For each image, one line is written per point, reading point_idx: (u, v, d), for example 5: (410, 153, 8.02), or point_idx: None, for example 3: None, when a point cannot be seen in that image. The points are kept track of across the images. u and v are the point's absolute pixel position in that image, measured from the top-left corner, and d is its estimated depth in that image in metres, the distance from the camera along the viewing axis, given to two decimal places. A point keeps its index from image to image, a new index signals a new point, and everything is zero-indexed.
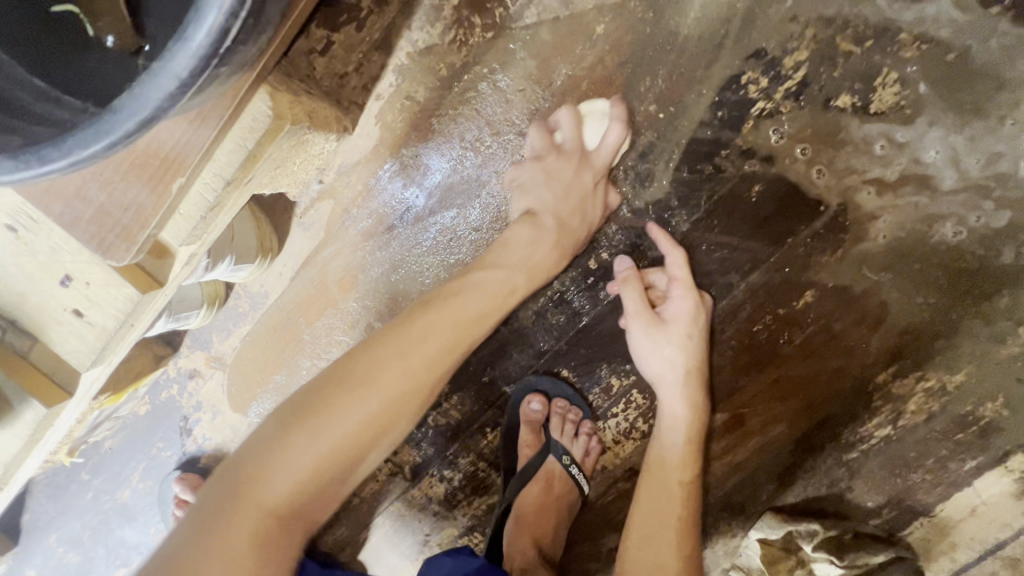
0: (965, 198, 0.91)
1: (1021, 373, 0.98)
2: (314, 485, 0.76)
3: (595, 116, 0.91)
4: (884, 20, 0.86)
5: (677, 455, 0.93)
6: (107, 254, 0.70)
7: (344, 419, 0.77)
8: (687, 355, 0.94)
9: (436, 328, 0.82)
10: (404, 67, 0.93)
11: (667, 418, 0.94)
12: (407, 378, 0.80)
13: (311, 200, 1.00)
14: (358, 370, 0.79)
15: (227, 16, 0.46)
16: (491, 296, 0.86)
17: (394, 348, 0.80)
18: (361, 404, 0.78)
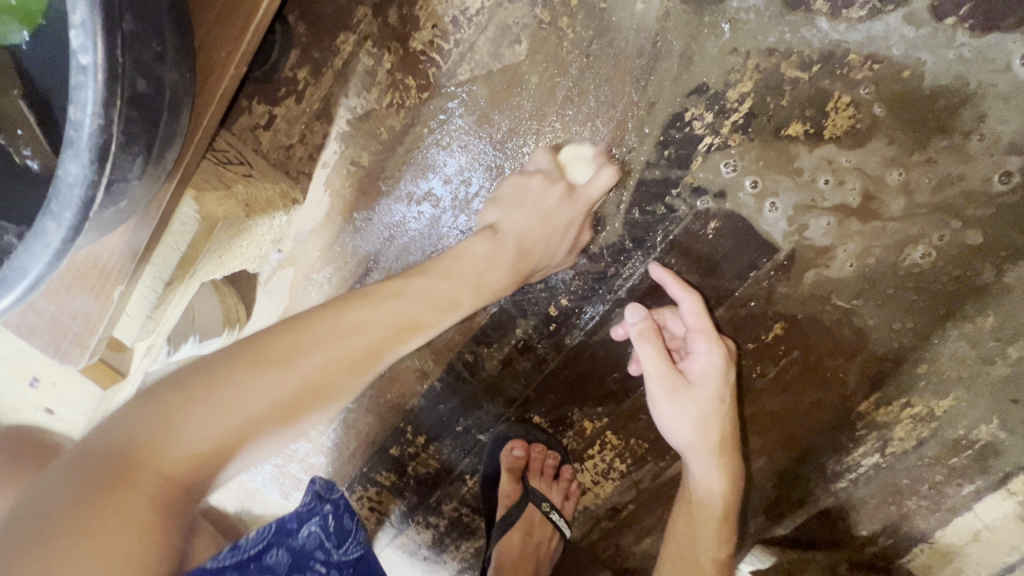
0: (933, 218, 0.87)
1: (1016, 395, 0.92)
2: (220, 462, 0.60)
3: (580, 161, 0.88)
4: (829, 44, 0.81)
5: (710, 531, 0.92)
6: (65, 358, 0.73)
7: (245, 400, 0.62)
8: (716, 415, 0.92)
9: (376, 327, 0.72)
10: (346, 133, 0.94)
11: (701, 488, 0.93)
12: (316, 377, 0.67)
13: (272, 267, 1.02)
14: (242, 371, 0.63)
15: (88, 187, 0.45)
16: (387, 330, 0.73)
17: (298, 346, 0.67)
18: (263, 382, 0.63)
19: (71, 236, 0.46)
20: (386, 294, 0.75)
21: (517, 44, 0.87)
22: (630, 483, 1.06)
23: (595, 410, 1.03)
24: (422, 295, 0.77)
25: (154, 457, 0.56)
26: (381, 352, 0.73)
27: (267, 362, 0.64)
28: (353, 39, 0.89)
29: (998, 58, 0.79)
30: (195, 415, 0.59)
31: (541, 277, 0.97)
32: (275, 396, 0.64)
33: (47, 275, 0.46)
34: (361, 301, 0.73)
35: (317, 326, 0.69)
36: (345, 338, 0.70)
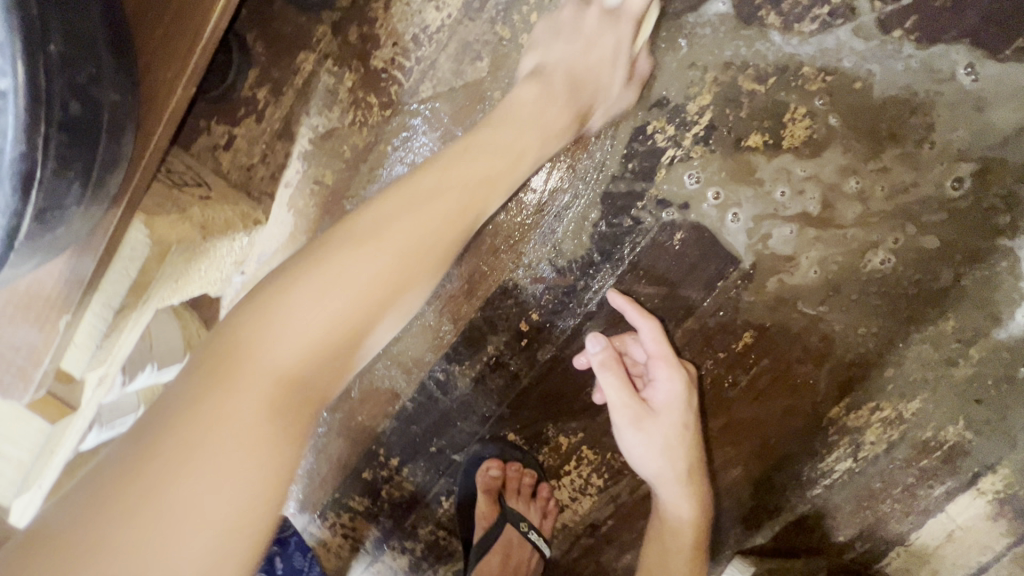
0: (891, 224, 0.89)
1: (978, 395, 0.94)
2: (331, 357, 0.57)
3: (626, 9, 0.80)
4: (782, 57, 0.83)
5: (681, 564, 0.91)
6: (7, 393, 0.70)
7: (351, 270, 0.58)
8: (681, 444, 0.92)
9: (434, 176, 0.66)
10: (308, 152, 0.93)
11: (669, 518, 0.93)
12: (371, 228, 0.61)
13: (236, 290, 1.00)
14: (339, 253, 0.59)
15: (13, 218, 0.46)
16: (397, 253, 0.60)
17: (337, 267, 0.58)
18: (366, 261, 0.59)
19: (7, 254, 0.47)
20: (413, 194, 0.64)
21: (479, 60, 0.87)
22: (608, 499, 1.05)
23: (570, 424, 1.02)
24: (451, 172, 0.67)
25: (226, 390, 0.52)
26: (460, 215, 0.66)
27: (327, 278, 0.57)
28: (313, 58, 0.88)
29: (942, 69, 0.82)
30: (280, 332, 0.54)
31: (511, 292, 0.97)
32: (332, 306, 0.56)
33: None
34: (376, 211, 0.62)
35: (375, 219, 0.62)
36: (390, 221, 0.62)
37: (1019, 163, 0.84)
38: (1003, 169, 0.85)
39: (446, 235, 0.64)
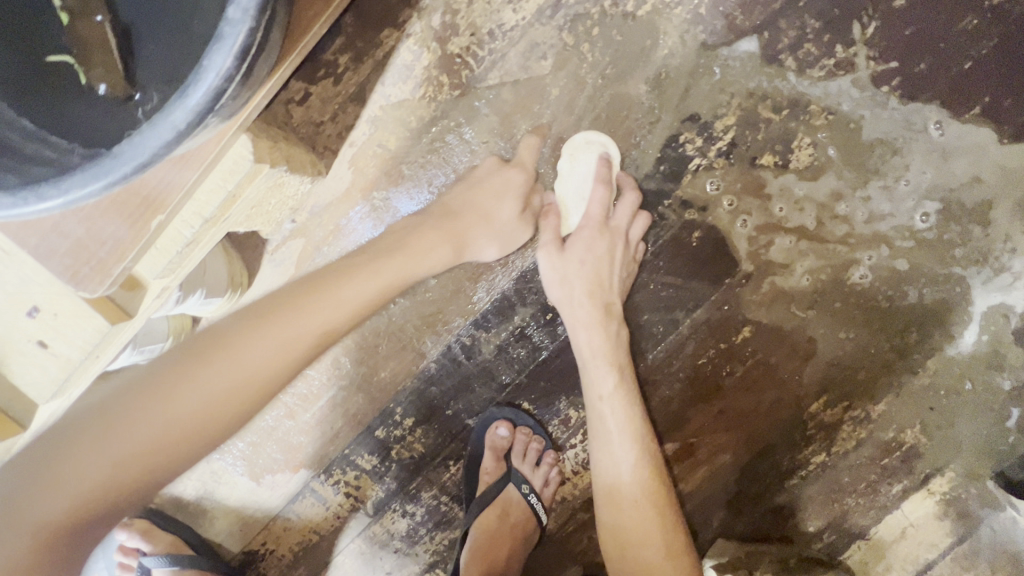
0: (871, 245, 1.05)
1: (932, 402, 1.10)
2: (167, 460, 0.66)
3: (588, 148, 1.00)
4: (796, 94, 1.00)
5: (642, 518, 0.96)
6: (80, 285, 0.73)
7: (206, 385, 0.69)
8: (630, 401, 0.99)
9: (358, 274, 0.87)
10: (376, 118, 1.01)
11: (614, 483, 0.97)
12: (306, 290, 0.81)
13: (282, 237, 1.05)
14: (195, 369, 0.69)
15: (224, 80, 0.53)
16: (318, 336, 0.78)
17: (187, 382, 0.68)
18: (223, 371, 0.70)
19: (209, 102, 0.53)
20: (306, 294, 0.80)
21: (544, 59, 1.00)
22: None
23: (582, 398, 1.09)
24: (349, 300, 0.82)
25: (175, 402, 0.67)
26: (378, 289, 0.87)
27: (203, 355, 0.71)
28: (396, 35, 0.99)
29: (918, 122, 1.01)
30: (196, 387, 0.68)
31: None
32: (215, 391, 0.69)
33: (185, 130, 0.53)
34: (291, 312, 0.76)
35: (326, 282, 0.82)
36: (339, 293, 0.82)
37: (973, 206, 1.03)
38: (960, 210, 1.03)
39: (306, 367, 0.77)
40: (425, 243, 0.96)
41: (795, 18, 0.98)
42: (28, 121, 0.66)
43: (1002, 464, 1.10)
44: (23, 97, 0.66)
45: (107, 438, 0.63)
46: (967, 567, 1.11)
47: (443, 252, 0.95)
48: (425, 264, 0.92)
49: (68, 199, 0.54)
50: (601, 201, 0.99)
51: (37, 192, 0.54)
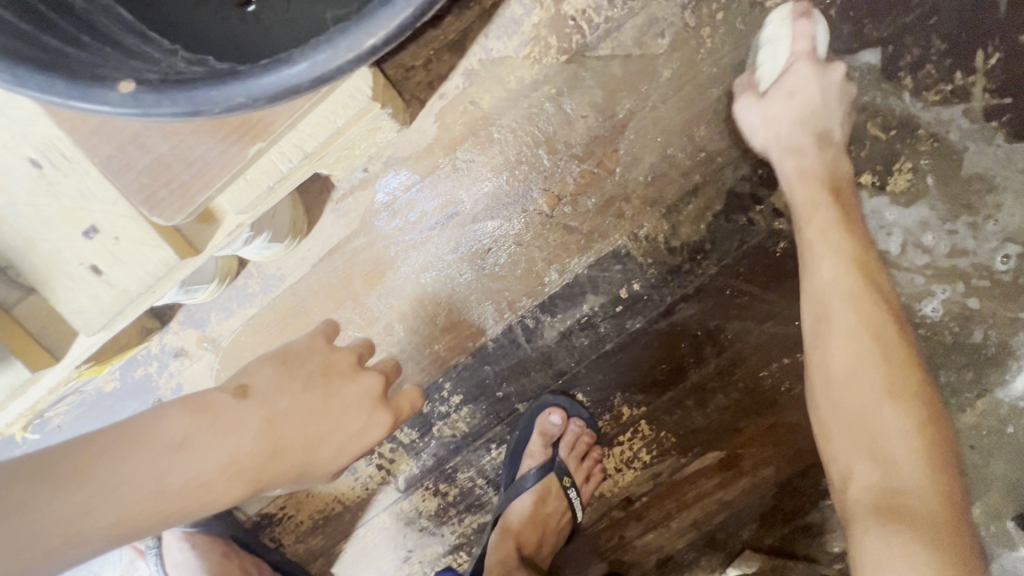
0: (948, 280, 1.04)
1: (974, 442, 1.11)
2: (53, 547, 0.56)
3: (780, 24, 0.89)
4: (907, 115, 0.97)
5: (897, 416, 0.76)
6: (154, 210, 0.63)
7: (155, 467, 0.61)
8: (862, 271, 0.83)
9: (261, 406, 0.68)
10: (472, 72, 0.93)
11: (848, 354, 0.80)
12: (239, 382, 0.70)
13: (351, 186, 0.96)
14: (149, 452, 0.61)
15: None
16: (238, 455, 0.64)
17: (134, 464, 0.60)
18: (168, 471, 0.61)
19: (415, 20, 0.41)
20: (237, 415, 0.66)
21: (661, 37, 0.94)
22: (650, 476, 1.09)
23: (637, 396, 1.06)
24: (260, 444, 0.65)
25: (142, 444, 0.62)
26: (274, 444, 0.66)
27: (205, 421, 0.65)
28: None
29: (1019, 163, 0.99)
30: (185, 451, 0.62)
31: (620, 258, 1.01)
32: (190, 425, 0.64)
33: (373, 52, 0.41)
34: (237, 435, 0.65)
35: (224, 406, 0.66)
36: (235, 430, 0.65)
37: None
38: None
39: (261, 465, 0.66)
40: (348, 400, 0.72)
41: (921, 37, 0.95)
42: (125, 9, 0.57)
43: None
44: None
45: (123, 465, 0.60)
46: None
47: (370, 421, 0.73)
48: (348, 428, 0.71)
49: (193, 108, 0.42)
50: (807, 36, 0.89)
51: (161, 95, 0.42)
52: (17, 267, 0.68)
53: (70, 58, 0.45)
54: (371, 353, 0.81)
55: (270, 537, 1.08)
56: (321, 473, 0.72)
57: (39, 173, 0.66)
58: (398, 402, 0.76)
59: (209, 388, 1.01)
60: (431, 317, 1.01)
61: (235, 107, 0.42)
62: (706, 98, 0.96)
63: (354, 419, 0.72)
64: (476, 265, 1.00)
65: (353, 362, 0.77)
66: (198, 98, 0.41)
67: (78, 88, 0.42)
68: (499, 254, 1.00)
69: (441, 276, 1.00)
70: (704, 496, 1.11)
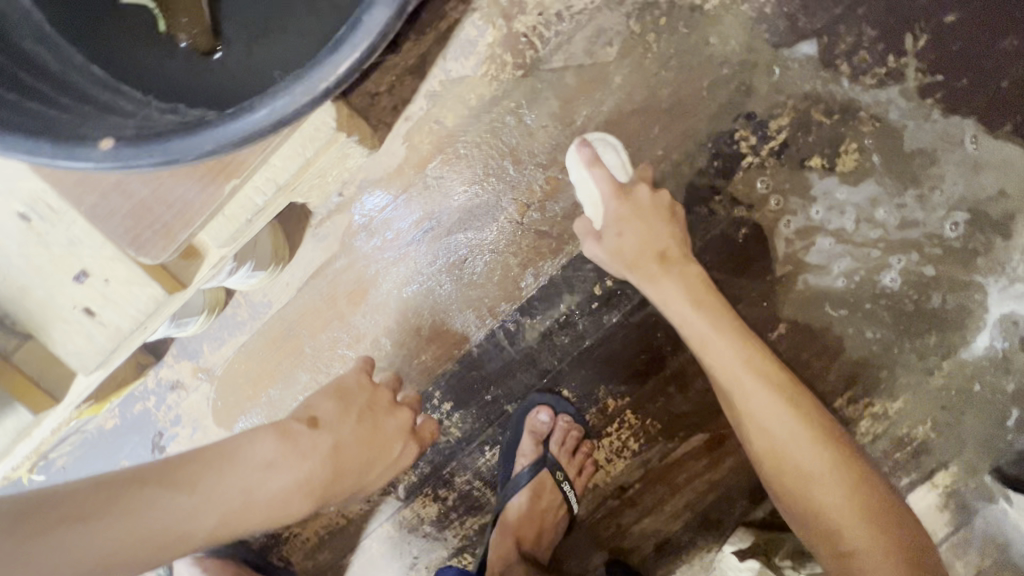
0: (903, 251, 1.10)
1: (944, 401, 1.16)
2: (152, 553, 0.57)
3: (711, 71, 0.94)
4: (848, 99, 1.03)
5: (782, 423, 0.88)
6: (141, 250, 0.67)
7: (240, 485, 0.62)
8: (692, 294, 0.93)
9: (329, 433, 0.69)
10: (434, 93, 0.98)
11: (767, 411, 0.88)
12: (307, 412, 0.70)
13: (328, 211, 1.01)
14: (235, 471, 0.63)
15: (378, 39, 0.46)
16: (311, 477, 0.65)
17: (222, 482, 0.62)
18: (254, 487, 0.63)
19: (365, 59, 0.46)
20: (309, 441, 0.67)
21: (609, 46, 0.99)
22: (640, 463, 1.14)
23: (620, 387, 1.11)
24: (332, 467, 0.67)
25: (236, 461, 0.64)
26: (340, 470, 0.68)
27: (285, 445, 0.66)
28: (462, 10, 0.96)
29: (956, 135, 1.06)
30: (265, 473, 0.64)
31: (591, 258, 1.06)
32: (275, 448, 0.65)
33: (328, 94, 0.46)
34: (310, 459, 0.66)
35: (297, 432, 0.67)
36: (304, 457, 0.66)
37: (998, 217, 1.09)
38: (985, 222, 1.09)
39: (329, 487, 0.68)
40: (393, 430, 0.75)
41: (853, 26, 1.01)
42: (98, 68, 0.62)
43: (999, 459, 1.17)
44: (95, 45, 0.63)
45: (214, 481, 0.61)
46: (959, 554, 1.20)
47: (408, 447, 0.76)
48: (393, 457, 0.73)
49: (168, 158, 0.46)
50: (725, 73, 0.96)
51: (138, 149, 0.46)
52: (12, 315, 0.72)
53: (50, 122, 0.49)
54: (400, 389, 0.82)
55: (279, 556, 1.11)
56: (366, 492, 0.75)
57: (28, 225, 0.69)
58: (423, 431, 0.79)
59: (207, 417, 1.04)
60: (417, 329, 1.06)
61: (206, 155, 0.46)
62: (658, 99, 1.01)
63: (400, 446, 0.74)
64: (455, 277, 1.04)
65: (392, 398, 0.78)
66: (170, 149, 0.46)
67: (63, 149, 0.47)
68: (476, 267, 1.04)
69: (423, 289, 1.05)
70: (695, 477, 1.16)
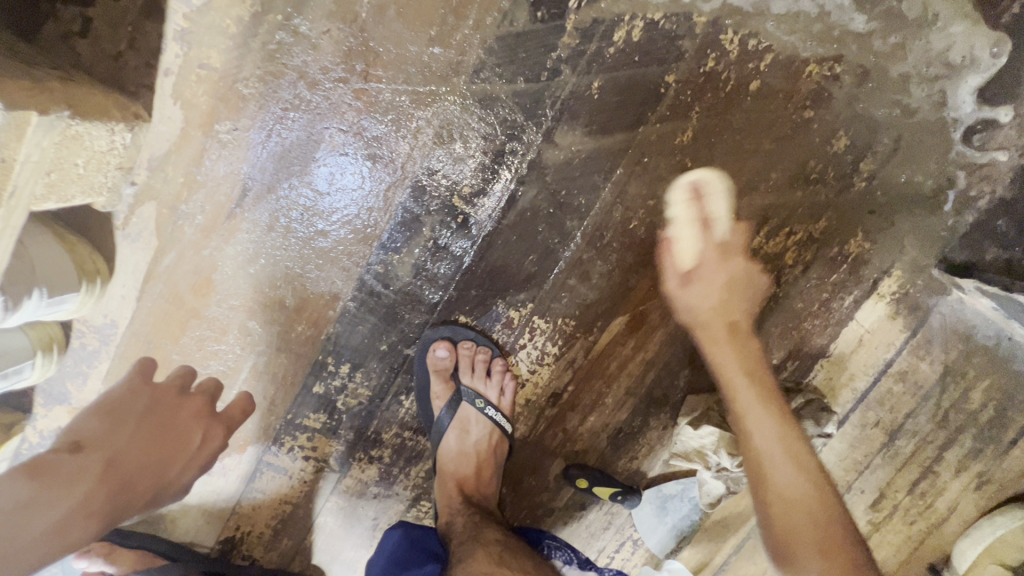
0: (779, 52, 0.96)
1: (872, 205, 1.05)
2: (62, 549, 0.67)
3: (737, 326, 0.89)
4: None
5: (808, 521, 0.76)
6: None
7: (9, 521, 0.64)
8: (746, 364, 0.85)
9: (97, 452, 0.74)
10: (185, 32, 0.84)
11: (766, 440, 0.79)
12: (68, 440, 0.74)
13: (129, 206, 0.89)
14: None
15: None
16: (99, 483, 0.72)
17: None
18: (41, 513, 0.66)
19: None
20: (71, 466, 0.71)
21: None
22: (566, 365, 1.07)
23: (518, 296, 1.02)
24: (117, 471, 0.74)
25: None
26: (122, 480, 0.74)
27: (44, 482, 0.68)
28: None
29: None
30: (36, 500, 0.66)
31: (438, 169, 0.93)
32: (29, 487, 0.67)
33: None
34: (84, 472, 0.71)
35: (62, 462, 0.71)
36: (80, 479, 0.70)
37: None
38: None
39: (118, 497, 0.74)
40: (183, 420, 0.83)
41: None
42: None
43: (945, 248, 1.06)
44: None
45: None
46: (923, 356, 1.11)
47: (209, 433, 0.85)
48: (189, 448, 0.83)
49: None
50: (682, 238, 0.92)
51: None
52: None
53: None
54: (193, 376, 0.87)
55: (241, 556, 1.10)
56: (165, 499, 0.82)
57: None
58: (228, 411, 0.88)
59: None
60: (281, 303, 0.97)
61: None
62: None
63: (196, 433, 0.84)
64: (299, 236, 0.94)
65: (179, 391, 0.85)
66: None
67: None
68: (317, 219, 0.93)
69: (270, 260, 0.94)
70: (628, 362, 1.09)
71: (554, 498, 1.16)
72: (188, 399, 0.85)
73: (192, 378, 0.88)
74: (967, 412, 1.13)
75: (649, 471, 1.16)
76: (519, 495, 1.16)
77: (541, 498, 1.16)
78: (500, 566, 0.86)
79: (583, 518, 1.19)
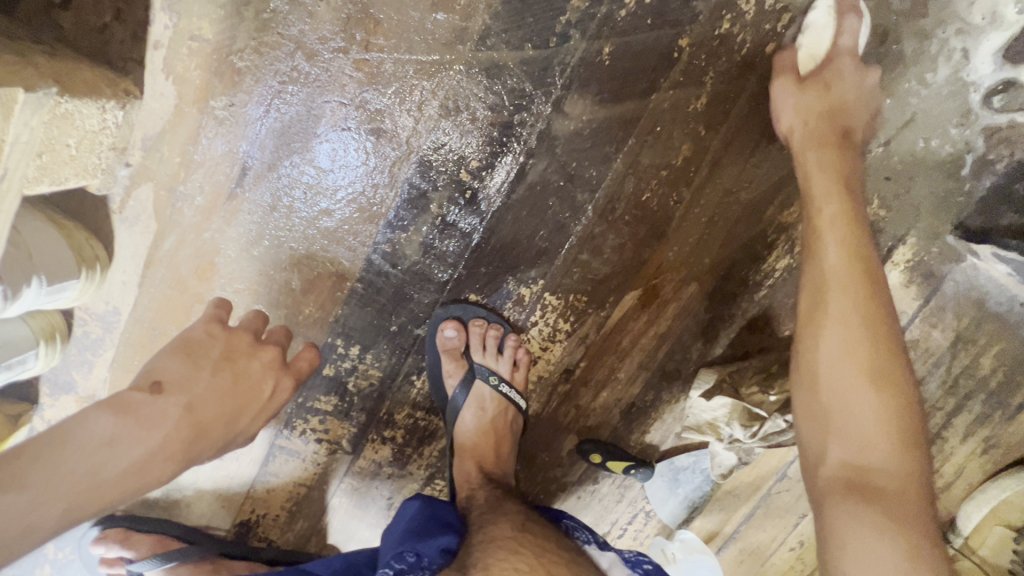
0: (795, 12, 0.92)
1: (888, 171, 1.02)
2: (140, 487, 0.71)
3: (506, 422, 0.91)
4: None
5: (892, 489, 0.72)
6: None
7: (91, 455, 0.67)
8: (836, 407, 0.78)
9: (178, 395, 0.75)
10: (174, 2, 0.79)
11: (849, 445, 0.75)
12: (150, 379, 0.75)
13: (124, 189, 0.86)
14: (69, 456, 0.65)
15: None
16: (177, 429, 0.74)
17: (79, 452, 0.66)
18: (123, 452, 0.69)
19: None
20: (153, 408, 0.73)
21: None
22: (578, 341, 1.06)
23: (529, 273, 1.00)
24: (194, 417, 0.76)
25: (72, 446, 0.66)
26: (198, 426, 0.76)
27: (130, 420, 0.71)
28: None
29: None
30: (117, 440, 0.69)
31: (444, 142, 0.90)
32: (117, 424, 0.70)
33: None
34: (160, 418, 0.73)
35: (146, 404, 0.72)
36: (159, 423, 0.73)
37: None
38: None
39: (196, 440, 0.76)
40: (255, 372, 0.83)
41: None
42: None
43: (961, 214, 1.04)
44: None
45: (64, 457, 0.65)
46: (935, 324, 1.11)
47: (278, 386, 0.85)
48: (261, 397, 0.83)
49: None
50: None
51: None
52: None
53: None
54: (262, 324, 0.88)
55: (258, 537, 1.11)
56: (238, 441, 0.84)
57: None
58: (296, 363, 0.88)
59: None
60: (287, 285, 0.94)
61: None
62: None
63: (267, 384, 0.84)
64: (302, 216, 0.91)
65: (252, 339, 0.85)
66: None
67: None
68: (321, 197, 0.90)
69: (274, 241, 0.92)
70: (640, 337, 1.07)
71: (568, 474, 1.17)
72: (261, 353, 0.85)
73: (261, 326, 0.88)
74: (977, 377, 1.13)
75: (661, 444, 1.16)
76: (532, 471, 1.17)
77: (554, 473, 1.17)
78: (524, 531, 0.86)
79: (596, 492, 1.19)
